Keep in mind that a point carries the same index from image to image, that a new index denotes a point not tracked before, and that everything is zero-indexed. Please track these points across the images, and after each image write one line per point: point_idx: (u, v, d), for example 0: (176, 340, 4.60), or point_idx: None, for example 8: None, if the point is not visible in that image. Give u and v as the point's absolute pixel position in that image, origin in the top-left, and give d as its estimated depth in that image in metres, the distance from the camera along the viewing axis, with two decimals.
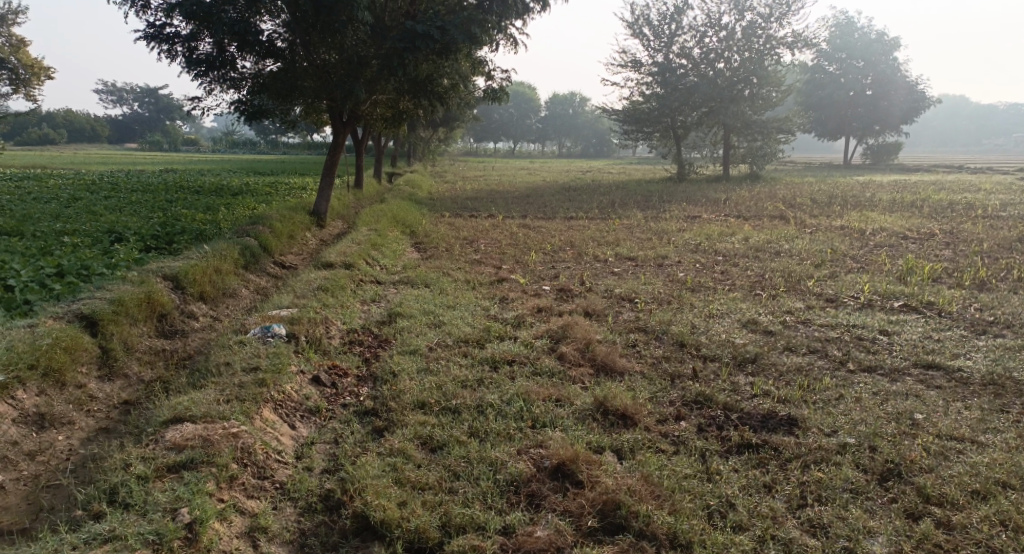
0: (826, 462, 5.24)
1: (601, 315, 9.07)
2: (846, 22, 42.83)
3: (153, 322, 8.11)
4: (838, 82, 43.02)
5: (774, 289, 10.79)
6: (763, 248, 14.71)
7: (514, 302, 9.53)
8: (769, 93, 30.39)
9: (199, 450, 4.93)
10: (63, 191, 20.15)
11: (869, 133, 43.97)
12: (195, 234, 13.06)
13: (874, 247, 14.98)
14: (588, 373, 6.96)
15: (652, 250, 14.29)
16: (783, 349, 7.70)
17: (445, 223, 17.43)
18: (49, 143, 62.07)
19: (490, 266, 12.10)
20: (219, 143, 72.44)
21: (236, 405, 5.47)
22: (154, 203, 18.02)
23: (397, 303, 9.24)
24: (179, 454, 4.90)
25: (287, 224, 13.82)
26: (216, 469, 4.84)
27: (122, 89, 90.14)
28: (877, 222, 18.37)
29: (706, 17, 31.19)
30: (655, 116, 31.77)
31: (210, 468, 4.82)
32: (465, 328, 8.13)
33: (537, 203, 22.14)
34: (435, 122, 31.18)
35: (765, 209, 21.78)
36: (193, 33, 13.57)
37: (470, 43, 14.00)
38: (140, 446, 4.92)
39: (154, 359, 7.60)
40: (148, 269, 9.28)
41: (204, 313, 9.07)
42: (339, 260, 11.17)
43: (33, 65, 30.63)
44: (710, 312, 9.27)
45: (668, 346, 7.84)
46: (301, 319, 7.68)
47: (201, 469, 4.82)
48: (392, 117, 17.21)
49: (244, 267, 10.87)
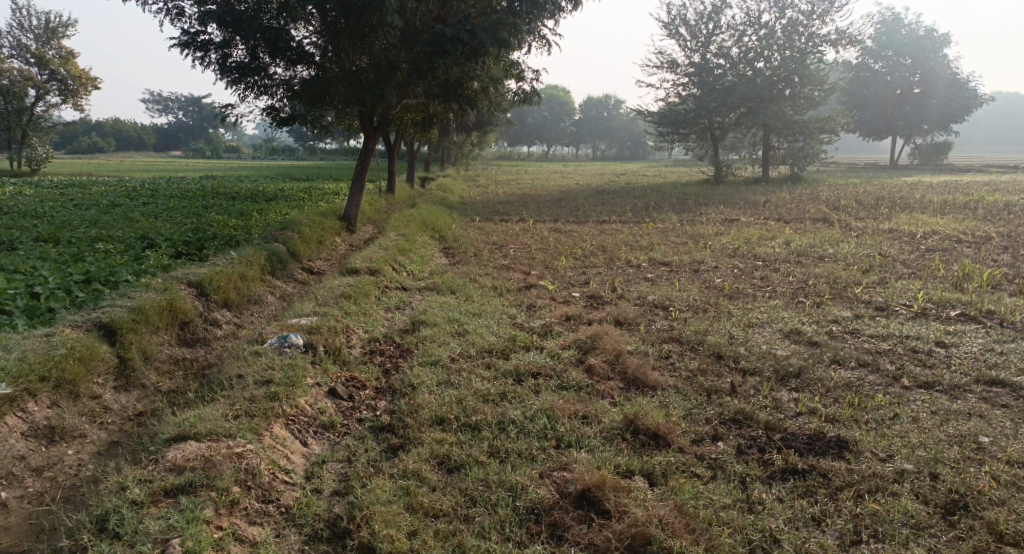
0: (882, 492, 4.78)
1: (634, 324, 8.67)
2: (893, 19, 41.59)
3: (174, 330, 7.93)
4: (883, 80, 41.81)
5: (818, 296, 10.28)
6: (806, 253, 14.13)
7: (543, 310, 9.17)
8: (811, 92, 29.56)
9: (199, 472, 4.69)
10: (104, 197, 20.37)
11: (917, 133, 42.68)
12: (225, 239, 12.97)
13: (924, 252, 14.29)
14: (619, 387, 6.57)
15: (688, 255, 13.82)
16: (829, 362, 7.23)
17: (476, 227, 17.16)
18: (97, 151, 63.54)
19: (520, 272, 11.77)
20: (260, 150, 73.42)
21: (244, 422, 5.21)
22: (189, 209, 18.07)
23: (422, 311, 8.96)
24: (178, 476, 4.67)
25: (317, 229, 13.65)
26: (217, 494, 4.59)
27: (167, 98, 92.20)
28: (927, 225, 17.60)
29: (745, 16, 30.50)
30: (692, 118, 31.16)
31: (210, 493, 4.56)
32: (490, 338, 7.80)
33: (570, 207, 21.76)
34: (470, 126, 30.99)
35: (807, 212, 21.10)
36: (225, 40, 13.49)
37: (500, 46, 13.64)
38: (139, 468, 4.70)
39: (172, 368, 7.42)
40: (173, 276, 9.13)
41: (228, 321, 8.87)
42: (365, 266, 10.92)
43: (82, 76, 31.24)
44: (749, 321, 8.81)
45: (704, 358, 7.41)
46: (321, 328, 7.42)
47: (200, 494, 4.57)
48: (423, 121, 17.01)
49: (270, 272, 10.70)
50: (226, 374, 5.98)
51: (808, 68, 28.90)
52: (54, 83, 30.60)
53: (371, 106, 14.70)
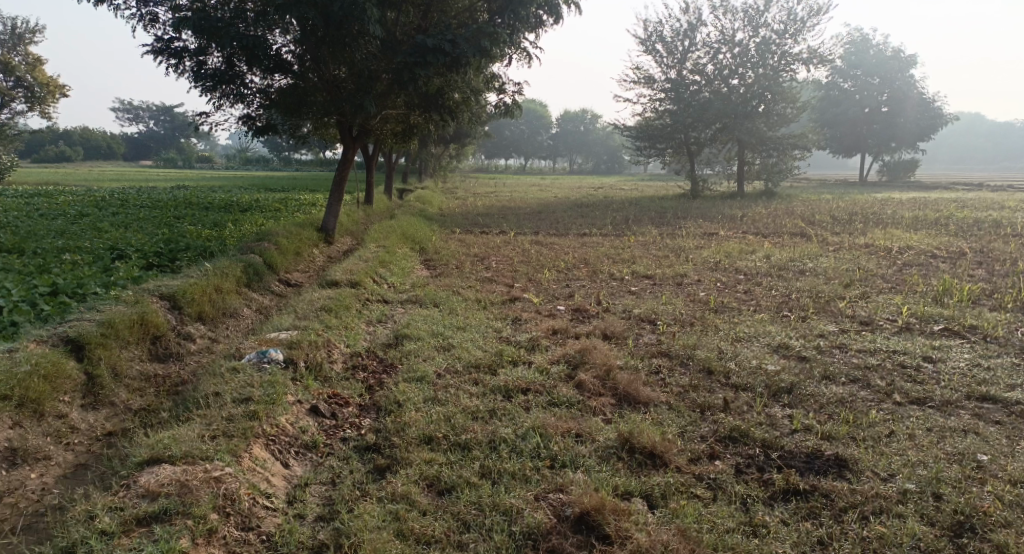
0: (886, 514, 4.67)
1: (621, 338, 8.53)
2: (862, 39, 42.27)
3: (146, 345, 7.64)
4: (853, 98, 42.47)
5: (803, 310, 10.23)
6: (786, 267, 14.13)
7: (528, 323, 8.99)
8: (785, 109, 29.85)
9: (175, 499, 4.43)
10: (72, 207, 19.88)
11: (886, 150, 43.32)
12: (199, 251, 12.64)
13: (903, 266, 14.36)
14: (610, 404, 6.40)
15: (670, 268, 13.75)
16: (821, 377, 7.13)
17: (456, 239, 16.97)
18: (65, 161, 62.36)
19: (502, 284, 11.59)
20: (232, 161, 72.61)
21: (223, 443, 4.95)
22: (161, 219, 17.67)
23: (405, 324, 8.74)
24: (152, 503, 4.40)
25: (294, 240, 13.37)
26: (194, 521, 4.34)
27: (138, 107, 91.08)
28: (903, 240, 17.73)
29: (720, 33, 30.77)
30: (669, 133, 31.32)
31: (186, 522, 4.30)
32: (476, 352, 7.60)
33: (549, 220, 21.66)
34: (447, 138, 30.84)
35: (785, 226, 21.21)
36: (201, 48, 13.20)
37: (481, 57, 13.49)
38: (109, 495, 4.42)
39: (145, 385, 7.12)
40: (145, 288, 8.82)
41: (202, 335, 8.57)
42: (344, 278, 10.68)
43: (50, 84, 30.61)
44: (737, 335, 8.71)
45: (694, 373, 7.27)
46: (301, 343, 7.17)
47: (176, 522, 4.31)
48: (402, 132, 16.81)
49: (246, 285, 10.41)
50: (203, 391, 5.72)
51: (781, 85, 29.20)
52: (21, 90, 29.89)
53: (350, 116, 14.49)
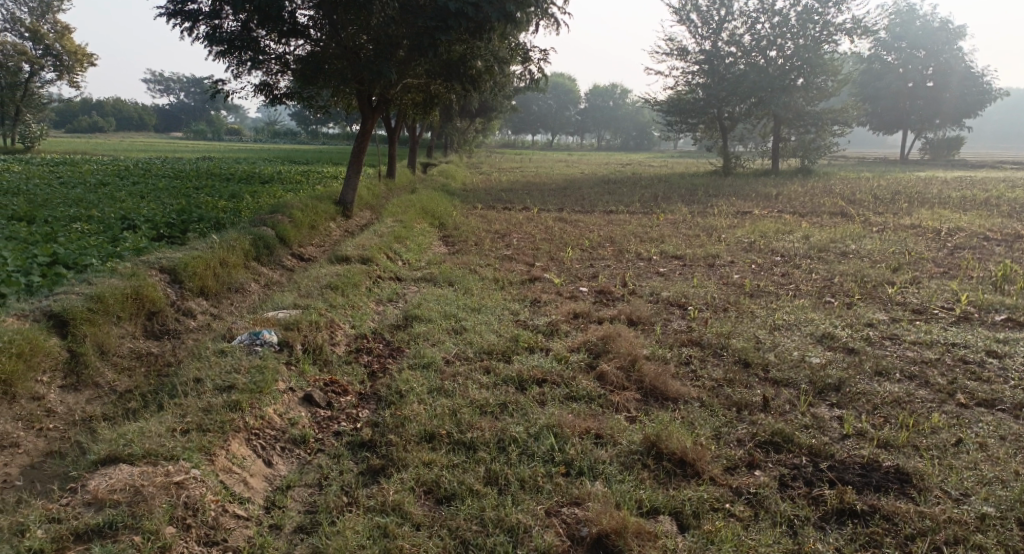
0: (962, 544, 4.05)
1: (648, 324, 7.86)
2: (907, 10, 40.43)
3: (139, 321, 7.14)
4: (896, 73, 40.78)
5: (847, 296, 9.47)
6: (826, 249, 13.30)
7: (547, 306, 8.36)
8: (825, 83, 28.57)
9: (124, 509, 3.94)
10: (93, 176, 19.53)
11: (928, 128, 41.71)
12: (211, 222, 12.15)
13: (952, 250, 13.46)
14: (635, 400, 5.76)
15: (701, 248, 13.02)
16: (873, 373, 6.41)
17: (478, 214, 16.33)
18: (98, 131, 62.59)
19: (523, 262, 10.96)
20: (262, 133, 72.48)
21: (194, 441, 4.45)
22: (180, 189, 17.24)
23: (416, 304, 8.16)
24: (98, 514, 3.92)
25: (310, 213, 12.81)
26: (144, 537, 3.84)
27: (169, 78, 91.28)
28: (951, 222, 16.73)
29: (759, 3, 29.50)
30: (702, 108, 30.23)
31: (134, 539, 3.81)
32: (490, 337, 7.00)
33: (575, 196, 20.92)
34: (474, 111, 30.10)
35: (823, 206, 20.23)
36: (214, 9, 12.60)
37: (506, 22, 12.68)
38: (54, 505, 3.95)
39: (134, 364, 6.63)
40: (144, 260, 8.33)
41: (203, 311, 8.06)
42: (356, 253, 10.11)
43: (78, 52, 30.29)
44: (775, 324, 8.00)
45: (729, 365, 6.60)
46: (300, 324, 6.63)
47: (122, 538, 3.82)
48: (424, 102, 16.13)
49: (256, 258, 9.89)
50: (183, 377, 5.20)
51: (821, 58, 27.89)
52: (49, 58, 29.59)
53: (369, 85, 13.84)
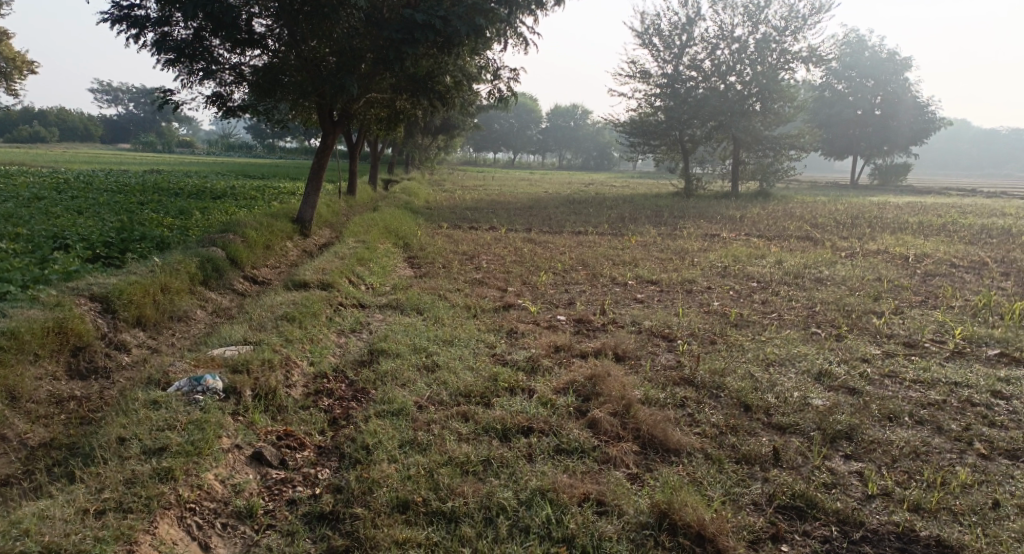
0: None
1: (635, 360, 7.23)
2: (858, 40, 40.99)
3: (61, 359, 6.33)
4: (847, 100, 41.36)
5: (835, 327, 9.01)
6: (801, 274, 12.93)
7: (525, 337, 7.68)
8: (782, 108, 28.60)
9: None
10: (30, 189, 18.24)
11: (879, 154, 42.29)
12: (155, 241, 11.24)
13: (926, 277, 13.21)
14: (633, 453, 5.12)
15: (676, 272, 12.51)
16: (883, 418, 5.87)
17: (443, 234, 15.63)
18: (41, 142, 60.06)
19: (493, 288, 10.28)
20: (215, 147, 70.64)
21: (108, 530, 3.84)
22: (125, 205, 16.16)
23: (382, 336, 7.41)
24: None
25: (265, 232, 11.95)
26: None
27: (119, 89, 88.84)
28: (918, 247, 16.58)
29: (719, 29, 29.54)
30: (663, 130, 30.06)
31: None
32: (466, 376, 6.27)
33: (540, 216, 20.36)
34: (435, 127, 29.37)
35: (788, 229, 20.03)
36: (163, 16, 11.71)
37: (476, 36, 12.01)
38: None
39: (52, 410, 5.81)
40: (73, 286, 7.47)
41: (140, 344, 7.20)
42: (315, 278, 9.31)
43: (18, 58, 28.65)
44: (768, 358, 7.46)
45: (729, 409, 6.00)
46: (251, 364, 5.85)
47: None
48: (388, 118, 15.40)
49: (203, 283, 9.01)
50: (106, 437, 4.44)
51: (779, 84, 27.93)
52: None
53: (330, 98, 13.03)
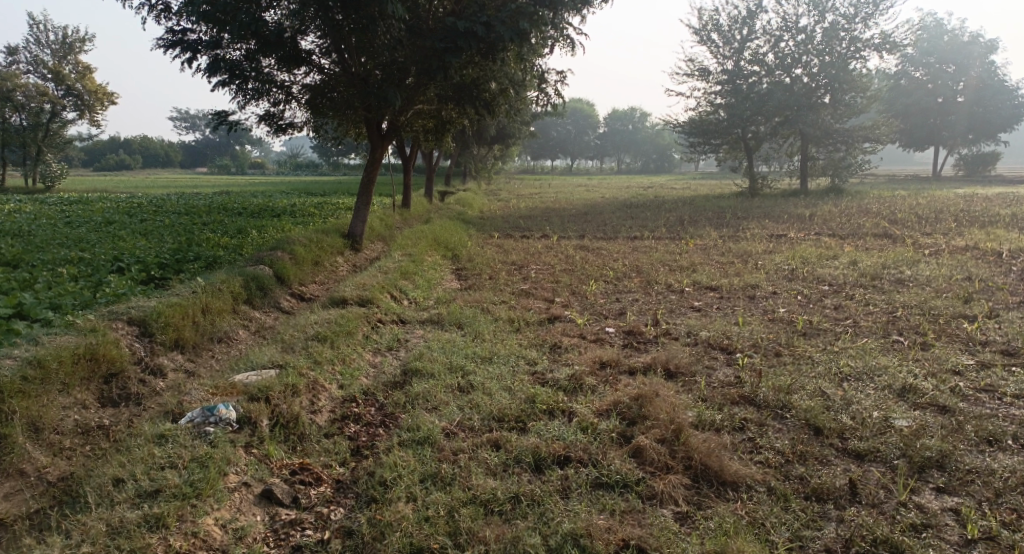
0: None
1: (689, 376, 6.60)
2: (934, 24, 38.62)
3: (92, 388, 5.96)
4: (924, 88, 39.09)
5: (918, 335, 8.18)
6: (877, 275, 11.98)
7: (570, 353, 7.15)
8: (853, 99, 27.16)
9: None
10: (101, 215, 18.63)
11: (961, 143, 39.92)
12: (208, 261, 10.52)
13: (1020, 275, 12.11)
14: (684, 486, 4.59)
15: (738, 277, 11.77)
16: (981, 441, 5.20)
17: (495, 244, 15.20)
18: (124, 169, 62.50)
19: (542, 299, 9.79)
20: (285, 166, 72.21)
21: None
22: (186, 226, 16.22)
23: (417, 355, 6.98)
24: None
25: (314, 248, 11.71)
26: None
27: (194, 115, 92.14)
28: (1009, 242, 15.27)
29: (782, 21, 28.38)
30: (725, 128, 29.01)
31: None
32: (502, 398, 5.78)
33: (597, 221, 19.77)
34: (491, 137, 29.01)
35: (863, 226, 18.88)
36: (212, 38, 11.56)
37: (520, 41, 11.55)
38: None
39: (76, 442, 5.42)
40: (113, 310, 7.13)
41: (177, 368, 6.77)
42: (355, 295, 8.98)
43: (99, 91, 28.83)
44: (841, 372, 6.72)
45: (796, 432, 5.36)
46: (271, 391, 5.55)
47: None
48: (436, 128, 15.07)
49: (247, 302, 8.64)
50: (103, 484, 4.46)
51: (849, 74, 26.51)
52: (70, 98, 28.12)
53: (377, 111, 12.72)
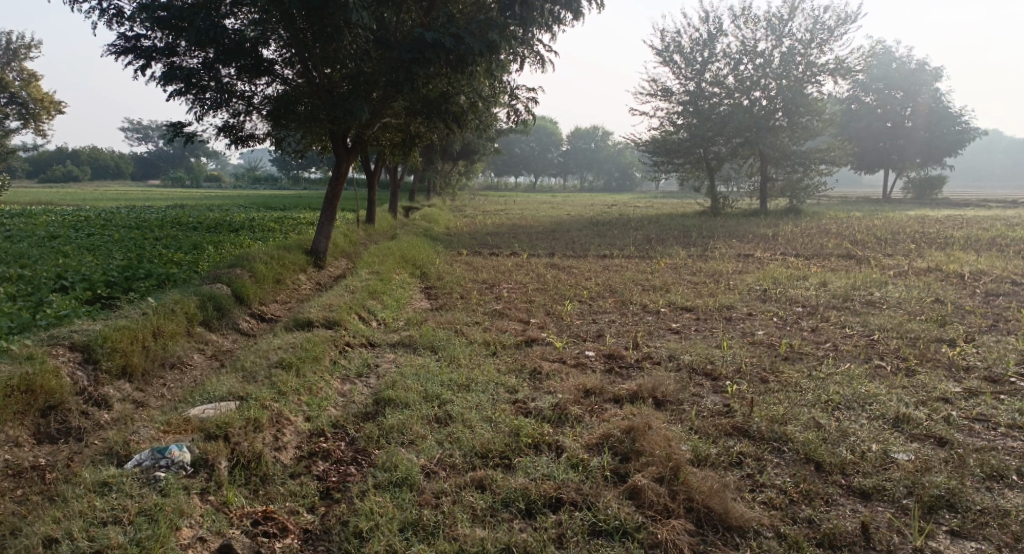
0: None
1: (677, 405, 6.28)
2: (884, 51, 39.53)
3: (28, 422, 5.40)
4: (876, 113, 39.95)
5: (903, 359, 8.01)
6: (850, 297, 11.88)
7: (550, 380, 6.78)
8: (811, 122, 27.49)
9: None
10: (46, 228, 17.68)
11: (910, 166, 40.87)
12: (161, 278, 9.89)
13: (987, 296, 12.14)
14: (688, 533, 4.40)
15: (712, 298, 11.55)
16: (988, 476, 4.98)
17: (462, 262, 14.82)
18: (73, 180, 60.50)
19: (516, 320, 9.41)
20: (241, 179, 70.72)
21: None
22: (136, 241, 15.43)
23: (389, 382, 6.54)
24: None
25: (275, 266, 11.18)
26: None
27: (147, 127, 89.96)
28: (972, 264, 15.40)
29: (742, 44, 28.68)
30: (687, 148, 29.06)
31: None
32: (484, 432, 5.38)
33: (563, 239, 19.50)
34: (454, 153, 28.63)
35: (828, 246, 18.96)
36: (167, 46, 10.98)
37: (490, 56, 11.20)
38: None
39: (8, 486, 4.86)
40: (54, 334, 6.53)
41: (126, 398, 6.21)
42: (320, 317, 8.49)
43: (45, 99, 27.69)
44: (832, 400, 6.46)
45: (796, 466, 5.10)
46: (230, 428, 5.11)
47: None
48: (402, 143, 14.63)
49: (203, 324, 8.08)
50: (38, 548, 4.09)
51: (807, 97, 26.83)
52: (14, 106, 26.92)
53: (342, 125, 12.24)
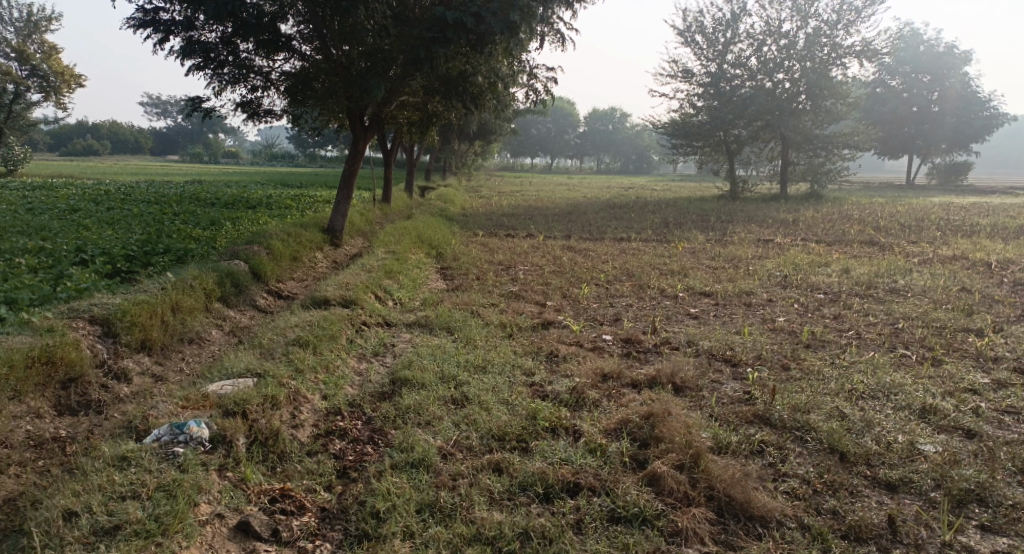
0: None
1: (696, 391, 6.18)
2: (912, 34, 38.77)
3: (47, 394, 5.39)
4: (901, 97, 39.27)
5: (927, 350, 7.83)
6: (872, 284, 11.68)
7: (568, 363, 6.69)
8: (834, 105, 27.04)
9: None
10: (66, 202, 17.72)
11: (934, 152, 40.20)
12: (179, 253, 9.88)
13: (1013, 286, 11.89)
14: (708, 522, 4.32)
15: (731, 283, 11.40)
16: (1018, 471, 4.87)
17: (479, 243, 14.73)
18: (93, 154, 60.85)
19: (532, 302, 9.31)
20: (259, 156, 70.82)
21: None
22: (156, 217, 15.46)
23: (406, 361, 6.48)
24: None
25: (292, 243, 11.14)
26: None
27: (166, 103, 90.18)
28: (997, 253, 15.10)
29: (766, 25, 28.21)
30: (707, 131, 28.66)
31: None
32: (501, 414, 5.32)
33: (581, 221, 19.35)
34: (472, 133, 28.45)
35: (849, 233, 18.68)
36: (186, 20, 10.90)
37: (510, 35, 11.04)
38: None
39: (28, 456, 4.87)
40: (74, 307, 6.52)
41: (144, 371, 6.20)
42: (337, 295, 8.44)
43: (65, 72, 27.76)
44: (856, 390, 6.33)
45: (820, 455, 5.01)
46: (248, 405, 5.08)
47: None
48: (421, 121, 14.51)
49: (221, 300, 8.06)
50: (57, 521, 4.07)
51: (831, 80, 26.37)
52: (35, 79, 27.02)
53: (360, 102, 12.13)
